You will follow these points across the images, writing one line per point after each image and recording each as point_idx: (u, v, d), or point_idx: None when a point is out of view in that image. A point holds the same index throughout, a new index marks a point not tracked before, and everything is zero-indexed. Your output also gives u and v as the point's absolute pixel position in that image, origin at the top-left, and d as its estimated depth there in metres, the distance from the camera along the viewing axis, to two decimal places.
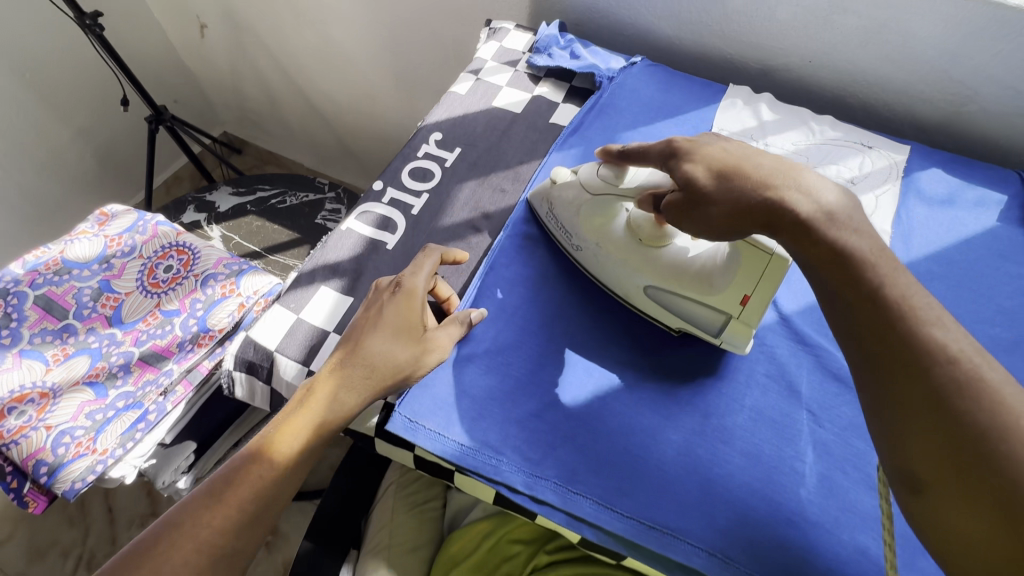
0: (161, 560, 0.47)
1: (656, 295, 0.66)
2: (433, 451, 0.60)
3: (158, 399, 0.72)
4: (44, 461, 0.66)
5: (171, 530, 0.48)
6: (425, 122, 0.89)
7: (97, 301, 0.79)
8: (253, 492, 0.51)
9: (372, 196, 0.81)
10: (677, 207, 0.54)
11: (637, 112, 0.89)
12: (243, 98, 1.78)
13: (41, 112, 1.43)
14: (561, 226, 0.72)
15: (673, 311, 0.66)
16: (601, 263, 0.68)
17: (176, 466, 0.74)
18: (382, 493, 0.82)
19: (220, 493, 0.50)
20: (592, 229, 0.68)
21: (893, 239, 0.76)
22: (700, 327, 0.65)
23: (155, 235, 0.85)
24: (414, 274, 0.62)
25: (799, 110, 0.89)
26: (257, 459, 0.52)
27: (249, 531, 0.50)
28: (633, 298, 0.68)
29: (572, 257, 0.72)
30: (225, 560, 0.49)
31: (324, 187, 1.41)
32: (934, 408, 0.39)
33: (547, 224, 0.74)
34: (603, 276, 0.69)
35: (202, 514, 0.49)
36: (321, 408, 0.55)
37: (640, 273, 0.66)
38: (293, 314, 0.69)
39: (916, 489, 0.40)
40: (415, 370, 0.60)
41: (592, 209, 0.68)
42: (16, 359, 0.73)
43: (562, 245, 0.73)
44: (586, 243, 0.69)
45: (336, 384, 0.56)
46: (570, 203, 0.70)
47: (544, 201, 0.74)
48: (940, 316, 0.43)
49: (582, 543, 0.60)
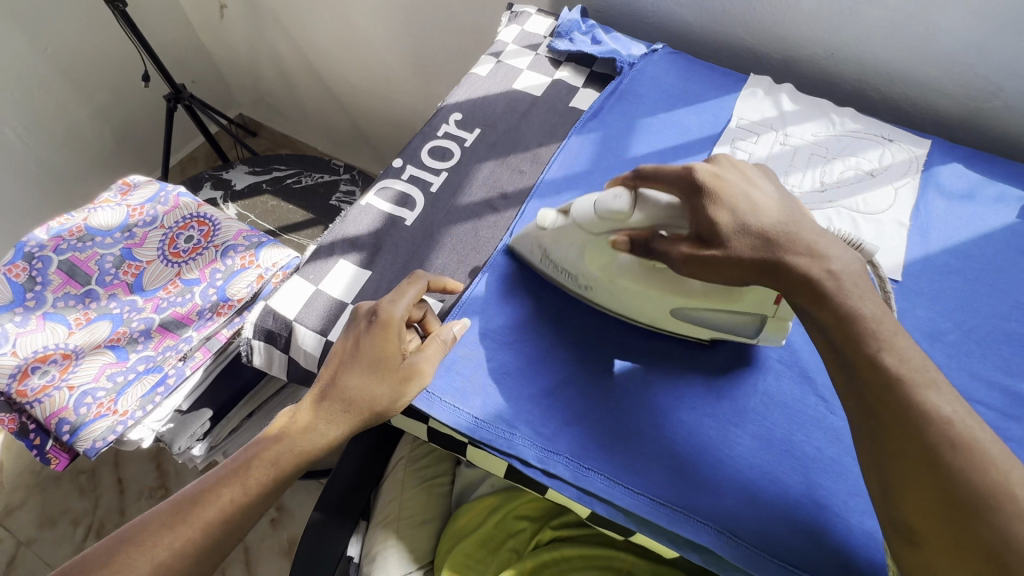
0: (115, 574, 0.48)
1: (688, 317, 0.62)
2: (449, 422, 0.61)
3: (177, 364, 0.73)
4: (67, 419, 0.68)
5: (130, 548, 0.49)
6: (445, 103, 0.89)
7: (119, 268, 0.80)
8: (220, 516, 0.52)
9: (392, 173, 0.81)
10: (691, 263, 0.52)
11: (656, 98, 0.90)
12: (260, 80, 1.78)
13: (62, 87, 1.44)
14: (561, 269, 0.66)
15: (703, 325, 0.63)
16: (617, 297, 0.64)
17: (192, 433, 0.76)
18: (394, 466, 0.83)
19: (185, 514, 0.51)
20: (598, 268, 0.63)
21: (911, 232, 0.76)
22: (736, 333, 0.63)
23: (176, 207, 0.86)
24: (392, 303, 0.60)
25: (820, 101, 0.89)
26: (227, 483, 0.53)
27: (210, 557, 0.51)
28: (662, 323, 0.64)
29: (582, 297, 0.68)
30: None
31: (339, 168, 1.42)
32: (934, 466, 0.40)
33: (544, 269, 0.69)
34: (623, 308, 0.65)
35: (163, 534, 0.50)
36: (298, 433, 0.56)
37: (665, 300, 0.61)
38: (312, 285, 0.70)
39: (913, 540, 0.41)
40: (396, 401, 0.58)
41: (593, 251, 0.62)
42: (40, 322, 0.75)
43: (567, 287, 0.68)
44: (596, 281, 0.64)
45: (313, 413, 0.57)
46: (569, 249, 0.64)
47: (534, 247, 0.68)
48: (933, 378, 0.44)
49: (591, 517, 0.61)
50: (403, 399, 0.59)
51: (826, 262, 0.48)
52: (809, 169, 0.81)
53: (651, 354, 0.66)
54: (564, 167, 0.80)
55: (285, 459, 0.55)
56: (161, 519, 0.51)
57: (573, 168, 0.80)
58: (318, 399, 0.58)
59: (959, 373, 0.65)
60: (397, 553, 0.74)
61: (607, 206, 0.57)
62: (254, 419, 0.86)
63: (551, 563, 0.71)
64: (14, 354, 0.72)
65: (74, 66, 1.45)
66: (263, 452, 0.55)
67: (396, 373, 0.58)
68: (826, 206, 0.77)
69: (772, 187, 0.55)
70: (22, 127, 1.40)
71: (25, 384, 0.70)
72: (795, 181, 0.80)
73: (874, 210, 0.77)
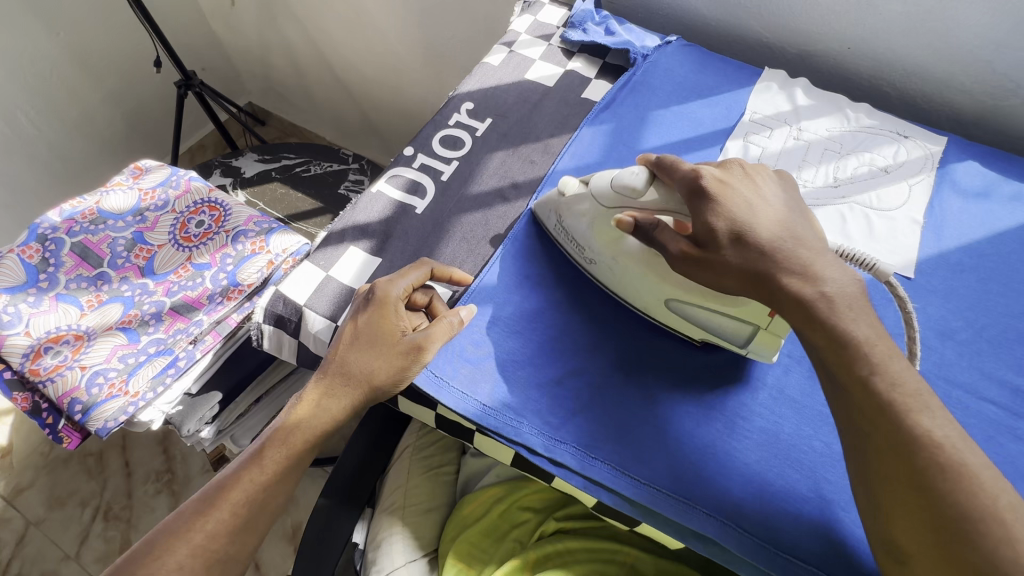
0: (158, 563, 0.52)
1: (679, 311, 0.62)
2: (457, 409, 0.61)
3: (187, 347, 0.74)
4: (78, 399, 0.69)
5: (168, 537, 0.53)
6: (457, 91, 0.89)
7: (130, 251, 0.81)
8: (246, 497, 0.55)
9: (402, 161, 0.81)
10: (684, 260, 0.53)
11: (670, 91, 0.89)
12: (270, 68, 1.78)
13: (74, 72, 1.45)
14: (572, 240, 0.68)
15: (696, 323, 0.62)
16: (618, 276, 0.65)
17: (201, 416, 0.76)
18: (400, 454, 0.83)
19: (214, 501, 0.55)
20: (604, 244, 0.64)
21: (924, 230, 0.75)
22: (724, 338, 0.62)
23: (187, 191, 0.87)
24: (392, 282, 0.61)
25: (835, 96, 0.88)
26: (247, 469, 0.56)
27: (242, 537, 0.55)
28: (653, 310, 0.65)
29: (586, 270, 0.69)
30: (217, 566, 0.54)
31: (348, 157, 1.42)
32: (918, 491, 0.42)
33: (558, 237, 0.70)
34: (621, 290, 0.66)
35: (196, 522, 0.54)
36: (305, 410, 0.59)
37: (659, 287, 0.62)
38: (322, 271, 0.71)
39: (898, 560, 0.43)
40: (397, 375, 0.59)
41: (603, 224, 0.64)
42: (52, 302, 0.75)
43: (574, 257, 0.70)
44: (600, 258, 0.65)
45: (318, 390, 0.59)
46: (582, 220, 0.66)
47: (553, 212, 0.70)
48: (925, 402, 0.44)
49: (596, 506, 0.61)
50: (403, 373, 0.59)
51: (819, 284, 0.48)
52: (822, 164, 0.80)
53: (660, 346, 0.65)
54: (575, 157, 0.80)
55: (297, 437, 0.58)
56: (194, 508, 0.55)
57: (584, 159, 0.80)
58: (321, 375, 0.60)
59: (970, 371, 0.64)
60: (402, 541, 0.74)
61: (625, 181, 0.60)
62: (262, 404, 0.87)
63: (554, 555, 0.70)
64: (27, 334, 0.72)
65: (86, 51, 1.45)
66: (276, 435, 0.58)
67: (394, 347, 0.59)
68: (838, 202, 0.77)
69: (782, 199, 0.54)
70: (35, 112, 1.41)
71: (38, 363, 0.71)
72: (808, 176, 0.79)
73: (888, 206, 0.76)
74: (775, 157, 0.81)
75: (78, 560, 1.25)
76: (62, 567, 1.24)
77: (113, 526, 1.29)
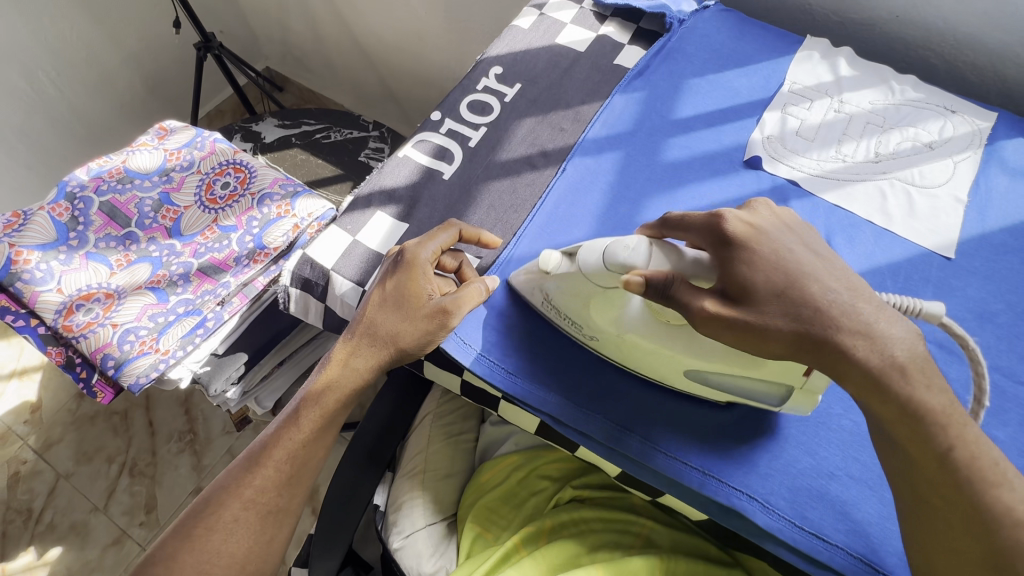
0: (214, 518, 0.54)
1: (701, 379, 0.56)
2: (482, 376, 0.62)
3: (216, 308, 0.75)
4: (111, 355, 0.70)
5: (222, 492, 0.55)
6: (485, 55, 0.87)
7: (157, 212, 0.81)
8: (287, 454, 0.57)
9: (429, 126, 0.80)
10: (713, 322, 0.46)
11: (706, 59, 0.86)
12: (289, 32, 1.75)
13: (93, 33, 1.43)
14: (564, 315, 0.61)
15: (721, 388, 0.56)
16: (628, 351, 0.58)
17: (227, 376, 0.77)
18: (420, 420, 0.83)
19: (260, 459, 0.57)
20: (605, 321, 0.57)
21: (967, 208, 0.72)
22: (756, 399, 0.56)
23: (213, 152, 0.86)
24: (420, 244, 0.61)
25: (880, 67, 0.84)
26: (285, 430, 0.58)
27: (291, 490, 0.57)
28: (672, 380, 0.58)
29: (589, 346, 0.62)
30: (270, 518, 0.55)
31: (368, 125, 1.40)
32: None
33: (546, 312, 0.63)
34: (633, 362, 0.60)
35: (246, 478, 0.56)
36: (335, 371, 0.60)
37: (678, 361, 0.55)
38: (349, 236, 0.70)
39: None
40: (425, 337, 0.59)
41: (599, 303, 0.56)
42: (83, 261, 0.76)
43: (570, 333, 0.63)
44: (603, 333, 0.58)
45: (346, 350, 0.60)
46: (574, 299, 0.58)
47: (536, 289, 0.62)
48: (982, 453, 0.43)
49: (620, 476, 0.63)
50: (428, 338, 0.59)
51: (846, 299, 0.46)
52: (863, 139, 0.77)
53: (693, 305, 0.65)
54: (606, 126, 0.79)
55: (329, 397, 0.59)
56: (242, 466, 0.57)
57: (616, 129, 0.78)
58: (349, 335, 0.60)
59: (1008, 355, 0.63)
60: (421, 505, 0.75)
61: (619, 258, 0.51)
62: (285, 367, 0.88)
63: (570, 523, 0.70)
64: (59, 291, 0.73)
65: (104, 10, 1.43)
66: (310, 397, 0.59)
67: (420, 310, 0.59)
68: (878, 176, 0.74)
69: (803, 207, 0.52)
70: (55, 72, 1.40)
71: (71, 320, 0.72)
72: (848, 150, 0.76)
73: (930, 183, 0.73)
74: (815, 131, 0.78)
75: (107, 512, 1.30)
76: (91, 518, 1.29)
77: (138, 481, 1.33)
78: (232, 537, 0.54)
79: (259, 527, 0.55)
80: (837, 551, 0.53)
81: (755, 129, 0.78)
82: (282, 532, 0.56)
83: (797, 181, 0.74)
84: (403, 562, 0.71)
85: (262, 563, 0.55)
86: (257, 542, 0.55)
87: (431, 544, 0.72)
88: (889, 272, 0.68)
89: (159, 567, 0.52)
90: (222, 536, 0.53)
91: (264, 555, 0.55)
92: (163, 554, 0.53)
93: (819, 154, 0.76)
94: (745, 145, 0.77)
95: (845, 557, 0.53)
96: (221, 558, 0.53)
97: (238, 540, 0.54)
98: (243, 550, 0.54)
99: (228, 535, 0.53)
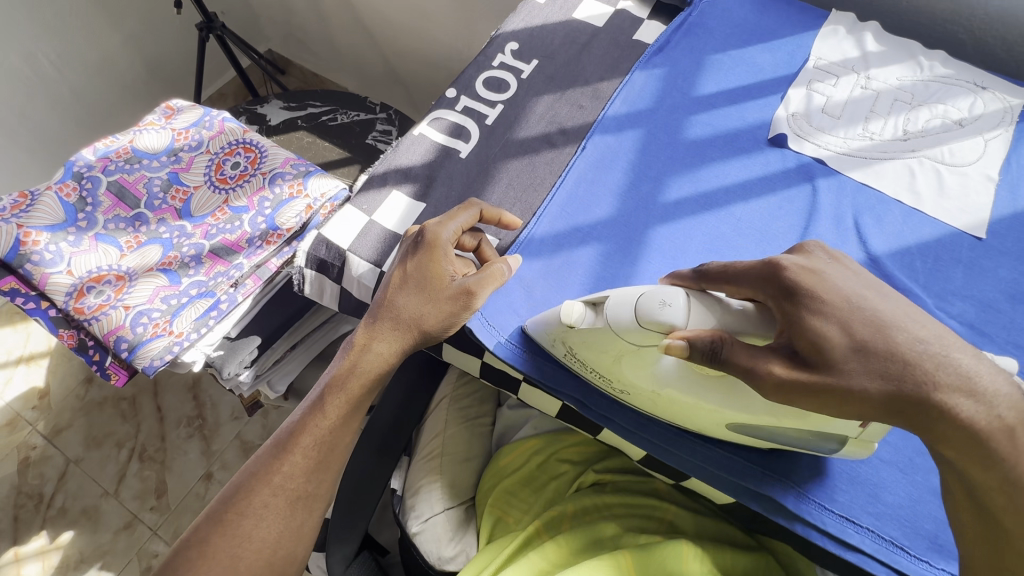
0: (245, 503, 0.55)
1: (746, 431, 0.52)
2: (504, 358, 0.61)
3: (229, 290, 0.74)
4: (124, 338, 0.69)
5: (251, 479, 0.56)
6: (501, 31, 0.84)
7: (167, 193, 0.79)
8: (315, 441, 0.58)
9: (445, 103, 0.78)
10: (788, 387, 0.44)
11: (728, 33, 0.83)
12: (291, 12, 1.71)
13: (95, 13, 1.41)
14: (592, 369, 0.56)
15: (771, 439, 0.53)
16: (663, 406, 0.54)
17: (241, 360, 0.76)
18: (436, 404, 0.81)
19: (287, 446, 0.58)
20: (640, 377, 0.53)
21: (999, 187, 0.70)
22: (809, 447, 0.52)
23: (222, 132, 0.84)
24: (440, 224, 0.59)
25: (908, 42, 0.81)
26: (311, 417, 0.58)
27: (318, 476, 0.58)
28: (714, 433, 0.55)
29: (620, 399, 0.58)
30: (300, 504, 0.56)
31: (375, 107, 1.37)
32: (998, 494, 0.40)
33: (571, 364, 0.58)
34: (671, 416, 0.56)
35: (274, 465, 0.57)
36: (356, 355, 0.59)
37: (722, 417, 0.51)
38: (366, 216, 0.69)
39: None
40: (447, 322, 0.58)
41: (631, 362, 0.52)
42: (92, 242, 0.74)
43: (598, 385, 0.58)
44: (638, 388, 0.54)
45: (368, 334, 0.59)
46: (603, 356, 0.53)
47: (559, 342, 0.57)
48: None
49: (643, 460, 0.63)
50: (451, 320, 0.59)
51: None
52: (891, 116, 0.75)
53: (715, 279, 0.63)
54: (626, 103, 0.76)
55: (353, 382, 0.59)
56: (271, 453, 0.58)
57: (636, 105, 0.76)
58: (370, 319, 0.59)
59: None
60: (439, 489, 0.74)
61: (655, 316, 0.47)
62: (298, 350, 0.87)
63: (591, 509, 0.69)
64: (69, 273, 0.72)
65: None
66: (334, 383, 0.59)
67: (443, 293, 0.58)
68: (906, 155, 0.72)
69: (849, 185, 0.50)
70: (56, 53, 1.38)
71: (82, 302, 0.71)
72: (876, 127, 0.74)
73: (960, 161, 0.71)
74: (841, 107, 0.76)
75: (118, 496, 1.30)
76: (102, 503, 1.29)
77: (148, 466, 1.33)
78: (265, 522, 0.55)
79: (289, 512, 0.56)
80: (867, 533, 0.52)
81: (780, 106, 0.76)
82: (312, 516, 0.57)
83: (823, 159, 0.72)
84: (423, 547, 0.70)
85: (293, 548, 0.56)
86: (288, 527, 0.56)
87: (450, 528, 0.72)
88: (919, 253, 0.66)
89: (194, 550, 0.54)
90: (253, 521, 0.55)
91: (295, 540, 0.56)
92: (198, 538, 0.54)
93: (846, 132, 0.74)
94: (769, 123, 0.75)
95: (877, 541, 0.52)
96: (253, 543, 0.54)
97: (269, 525, 0.55)
98: (274, 535, 0.55)
99: (259, 520, 0.55)
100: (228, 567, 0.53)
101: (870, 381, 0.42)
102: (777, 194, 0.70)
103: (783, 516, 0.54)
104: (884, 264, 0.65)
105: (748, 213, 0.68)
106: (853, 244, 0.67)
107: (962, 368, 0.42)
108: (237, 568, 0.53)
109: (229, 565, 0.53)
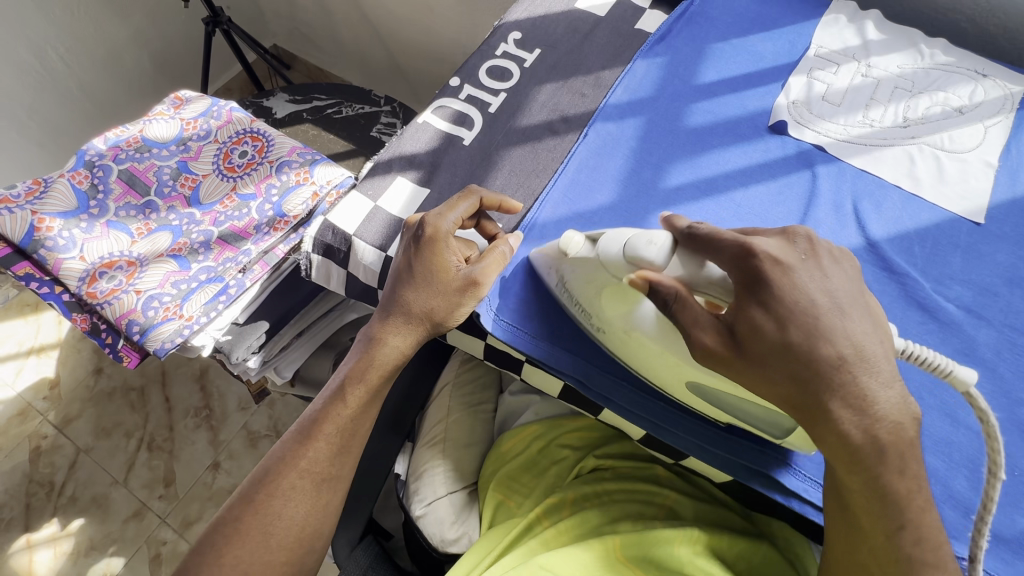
0: (275, 486, 0.57)
1: (703, 397, 0.54)
2: (504, 340, 0.62)
3: (237, 275, 0.75)
4: (136, 321, 0.71)
5: (278, 464, 0.58)
6: (504, 21, 0.86)
7: (176, 180, 0.81)
8: (337, 429, 0.59)
9: (449, 92, 0.79)
10: (712, 356, 0.46)
11: (729, 23, 0.84)
12: (296, 8, 1.73)
13: (105, 9, 1.42)
14: (576, 303, 0.59)
15: (729, 411, 0.54)
16: (629, 350, 0.56)
17: (249, 345, 0.77)
18: (439, 390, 0.82)
19: (311, 433, 0.59)
20: (613, 317, 0.55)
21: (998, 173, 0.70)
22: (760, 428, 0.54)
23: (230, 121, 0.86)
24: (440, 214, 0.60)
25: (908, 30, 0.81)
26: (332, 405, 0.60)
27: (341, 460, 0.59)
28: (673, 389, 0.57)
29: (596, 338, 0.60)
30: (325, 485, 0.58)
31: (380, 100, 1.38)
32: None
33: (559, 295, 0.61)
34: (637, 364, 0.58)
35: (299, 450, 0.58)
36: (371, 349, 0.61)
37: (681, 373, 0.53)
38: (371, 202, 0.71)
39: None
40: (453, 314, 0.60)
41: (611, 296, 0.54)
42: (104, 229, 0.76)
43: (582, 323, 0.61)
44: (611, 330, 0.56)
45: (381, 328, 0.61)
46: (587, 285, 0.56)
47: (552, 270, 0.60)
48: None
49: (643, 441, 0.65)
50: (458, 310, 0.60)
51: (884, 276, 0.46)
52: (891, 103, 0.75)
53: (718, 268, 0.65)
54: (628, 91, 0.77)
55: (371, 373, 0.60)
56: (294, 440, 0.59)
57: (636, 94, 0.77)
58: (383, 314, 0.61)
59: None
60: (443, 472, 0.75)
61: (637, 252, 0.49)
62: (303, 339, 0.88)
63: (592, 496, 0.70)
64: (81, 258, 0.73)
65: None
66: (354, 373, 0.60)
67: (449, 285, 0.59)
68: (906, 141, 0.72)
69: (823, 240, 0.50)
70: (65, 48, 1.39)
71: (95, 287, 0.72)
72: (876, 115, 0.74)
73: (959, 148, 0.72)
74: (841, 95, 0.76)
75: (127, 485, 1.32)
76: (111, 491, 1.31)
77: (157, 456, 1.35)
78: (293, 503, 0.57)
79: (315, 493, 0.58)
80: None
81: (780, 94, 0.76)
82: (336, 498, 0.59)
83: (823, 146, 0.73)
84: (425, 529, 0.71)
85: (320, 526, 0.58)
86: (314, 507, 0.58)
87: (453, 511, 0.72)
88: (917, 238, 0.67)
89: (228, 529, 0.56)
90: (282, 501, 0.57)
91: (321, 518, 0.58)
92: (231, 517, 0.56)
93: (846, 119, 0.74)
94: (769, 110, 0.76)
95: None
96: (282, 521, 0.56)
97: (297, 504, 0.57)
98: (301, 515, 0.57)
99: (288, 500, 0.57)
100: (260, 543, 0.55)
101: (830, 361, 0.44)
102: (777, 181, 0.70)
103: (780, 493, 0.55)
104: (885, 249, 0.66)
105: (749, 199, 0.69)
106: (852, 228, 0.68)
107: (862, 385, 0.43)
108: (269, 543, 0.56)
109: (261, 541, 0.55)
